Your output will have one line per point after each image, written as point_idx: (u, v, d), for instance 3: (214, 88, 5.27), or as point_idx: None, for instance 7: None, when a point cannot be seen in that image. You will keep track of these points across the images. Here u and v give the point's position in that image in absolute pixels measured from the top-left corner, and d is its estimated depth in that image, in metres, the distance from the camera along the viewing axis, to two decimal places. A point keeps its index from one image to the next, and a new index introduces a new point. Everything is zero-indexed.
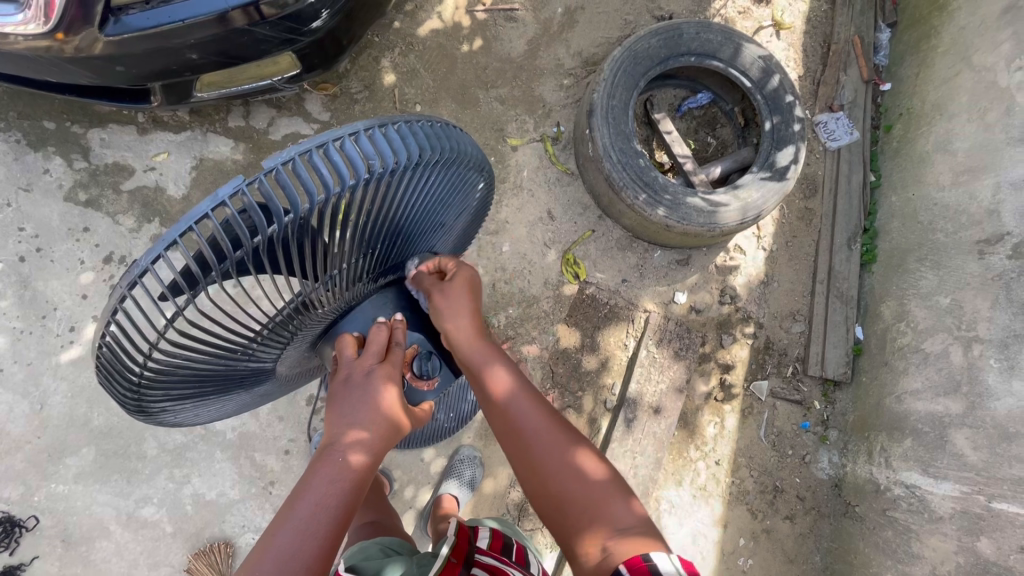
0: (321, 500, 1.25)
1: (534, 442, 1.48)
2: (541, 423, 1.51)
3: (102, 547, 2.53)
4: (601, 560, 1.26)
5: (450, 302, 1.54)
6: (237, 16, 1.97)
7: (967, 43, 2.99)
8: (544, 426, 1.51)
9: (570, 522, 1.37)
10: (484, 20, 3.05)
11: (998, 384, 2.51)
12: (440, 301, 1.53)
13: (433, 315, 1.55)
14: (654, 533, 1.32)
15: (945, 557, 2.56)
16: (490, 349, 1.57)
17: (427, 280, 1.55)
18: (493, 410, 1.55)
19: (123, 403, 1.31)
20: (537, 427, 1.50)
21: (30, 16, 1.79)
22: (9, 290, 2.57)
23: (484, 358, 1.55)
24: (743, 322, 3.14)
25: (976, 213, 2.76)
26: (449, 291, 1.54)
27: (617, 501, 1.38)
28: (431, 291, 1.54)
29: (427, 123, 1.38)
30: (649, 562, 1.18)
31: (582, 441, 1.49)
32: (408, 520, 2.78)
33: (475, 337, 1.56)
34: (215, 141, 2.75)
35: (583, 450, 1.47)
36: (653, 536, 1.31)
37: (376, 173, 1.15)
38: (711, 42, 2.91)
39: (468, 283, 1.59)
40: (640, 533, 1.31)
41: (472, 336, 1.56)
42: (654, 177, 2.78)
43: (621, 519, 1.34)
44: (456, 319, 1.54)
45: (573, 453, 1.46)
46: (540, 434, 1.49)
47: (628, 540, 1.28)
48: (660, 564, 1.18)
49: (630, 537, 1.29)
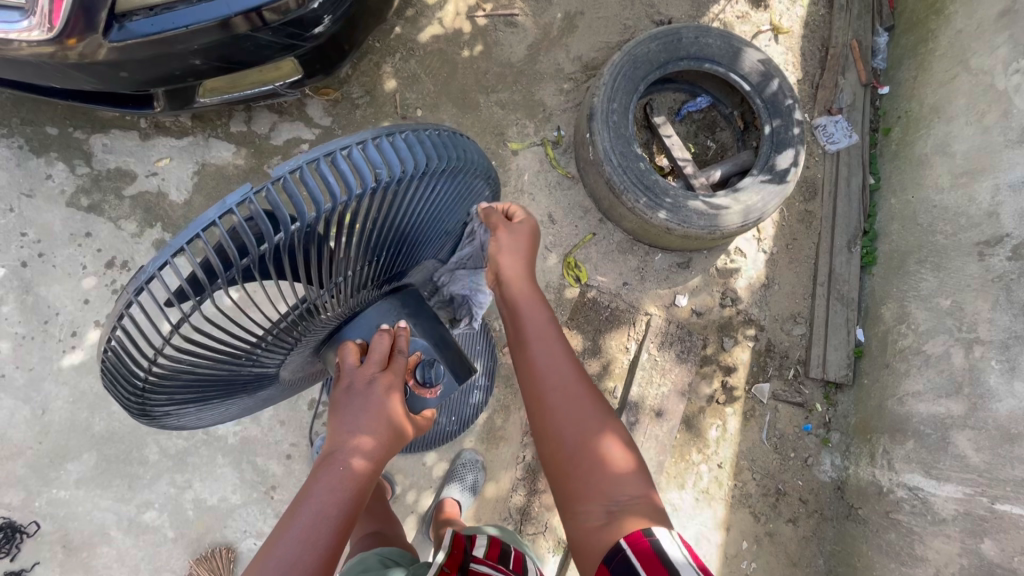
0: (322, 511, 1.24)
1: (553, 395, 1.50)
2: (565, 377, 1.52)
3: (103, 553, 2.52)
4: (602, 524, 1.28)
5: (512, 241, 1.63)
6: (239, 22, 1.98)
7: (964, 47, 3.01)
8: (566, 381, 1.52)
9: (573, 478, 1.40)
10: (484, 26, 3.08)
11: (1000, 385, 2.50)
12: (503, 237, 1.62)
13: (491, 249, 1.63)
14: (656, 509, 1.32)
15: (949, 560, 2.54)
16: (535, 298, 1.63)
17: (497, 217, 1.63)
18: (520, 355, 1.59)
19: (127, 406, 1.32)
20: (560, 378, 1.52)
21: (35, 23, 1.80)
22: (10, 296, 2.58)
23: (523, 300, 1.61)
24: (744, 324, 3.15)
25: (976, 215, 2.77)
26: (514, 234, 1.64)
27: (626, 473, 1.38)
28: (495, 225, 1.62)
29: (434, 132, 1.38)
30: (652, 540, 1.19)
31: (602, 406, 1.50)
32: (410, 526, 2.77)
33: (523, 281, 1.64)
34: (217, 147, 2.76)
35: (601, 419, 1.47)
36: (655, 512, 1.31)
37: (382, 182, 1.15)
38: (710, 46, 2.92)
39: (530, 234, 1.67)
40: (642, 505, 1.31)
41: (521, 279, 1.63)
42: (655, 180, 2.80)
43: (626, 488, 1.35)
44: (512, 258, 1.63)
45: (591, 417, 1.47)
46: (562, 389, 1.50)
47: (629, 510, 1.29)
48: (661, 542, 1.19)
49: (632, 506, 1.30)
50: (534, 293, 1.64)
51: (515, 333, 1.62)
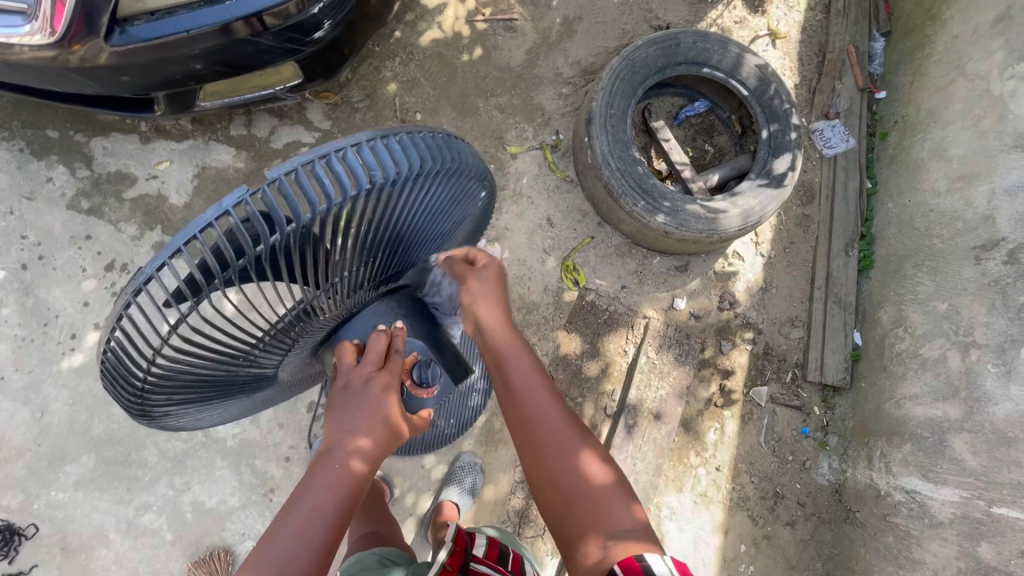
0: (318, 507, 1.25)
1: (544, 435, 1.50)
2: (553, 417, 1.52)
3: (101, 556, 2.52)
4: (598, 561, 1.26)
5: (482, 289, 1.64)
6: (240, 27, 2.00)
7: (960, 52, 3.03)
8: (553, 421, 1.52)
9: (571, 520, 1.38)
10: (483, 30, 3.10)
11: (996, 389, 2.52)
12: (473, 285, 1.64)
13: (463, 298, 1.64)
14: (652, 538, 1.31)
15: (946, 563, 2.55)
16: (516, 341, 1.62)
17: (461, 266, 1.67)
18: (506, 402, 1.58)
19: (127, 407, 1.32)
20: (547, 419, 1.52)
21: (37, 28, 1.82)
22: (11, 298, 2.59)
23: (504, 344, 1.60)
24: (742, 328, 3.16)
25: (972, 220, 2.78)
26: (483, 280, 1.66)
27: (618, 505, 1.38)
28: (463, 274, 1.65)
29: (429, 134, 1.40)
30: (643, 564, 1.20)
31: (590, 442, 1.50)
32: (408, 528, 2.77)
33: (503, 325, 1.63)
34: (217, 150, 2.78)
35: (589, 453, 1.47)
36: (651, 541, 1.30)
37: (377, 183, 1.16)
38: (708, 51, 2.94)
39: (497, 276, 1.69)
40: (638, 536, 1.31)
41: (500, 323, 1.63)
42: (653, 184, 2.81)
43: (621, 521, 1.34)
44: (486, 303, 1.64)
45: (580, 453, 1.47)
46: (552, 429, 1.50)
47: (626, 541, 1.28)
48: (654, 566, 1.19)
49: (629, 539, 1.29)
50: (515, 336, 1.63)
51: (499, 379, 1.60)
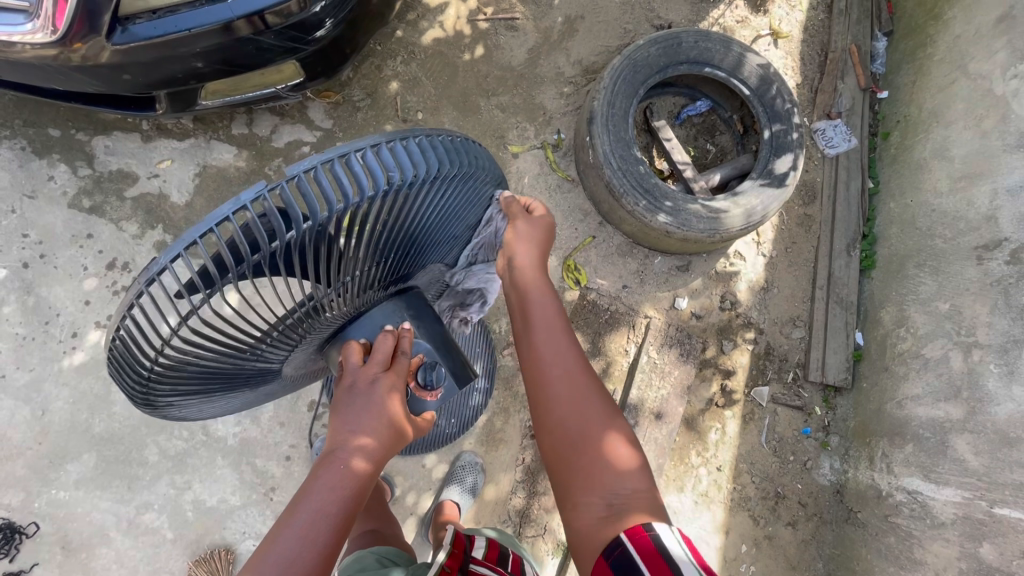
0: (322, 508, 1.24)
1: (561, 389, 1.51)
2: (573, 371, 1.53)
3: (102, 554, 2.52)
4: (604, 516, 1.29)
5: (526, 231, 1.64)
6: (242, 25, 2.00)
7: (962, 52, 3.02)
8: (572, 376, 1.53)
9: (577, 473, 1.39)
10: (485, 30, 3.09)
11: (999, 389, 2.51)
12: (519, 226, 1.64)
13: (507, 236, 1.64)
14: (659, 507, 1.32)
15: (948, 564, 2.54)
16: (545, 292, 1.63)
17: (515, 206, 1.66)
18: (527, 348, 1.59)
19: (131, 395, 1.32)
20: (565, 371, 1.53)
21: (39, 26, 1.81)
22: (12, 297, 2.58)
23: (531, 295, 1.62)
24: (744, 327, 3.15)
25: (975, 220, 2.77)
26: (530, 225, 1.66)
27: (629, 466, 1.39)
28: (514, 214, 1.64)
29: (448, 138, 1.39)
30: (653, 534, 1.19)
31: (609, 405, 1.50)
32: (409, 528, 2.77)
33: (535, 275, 1.65)
34: (218, 149, 2.78)
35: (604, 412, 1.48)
36: (657, 510, 1.31)
37: (394, 185, 1.16)
38: (710, 50, 2.94)
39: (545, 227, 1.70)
40: (645, 502, 1.31)
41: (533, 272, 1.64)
42: (654, 184, 2.81)
43: (630, 485, 1.34)
44: (525, 250, 1.64)
45: (597, 414, 1.47)
46: (570, 384, 1.51)
47: (631, 506, 1.29)
48: (662, 537, 1.19)
49: (635, 504, 1.30)
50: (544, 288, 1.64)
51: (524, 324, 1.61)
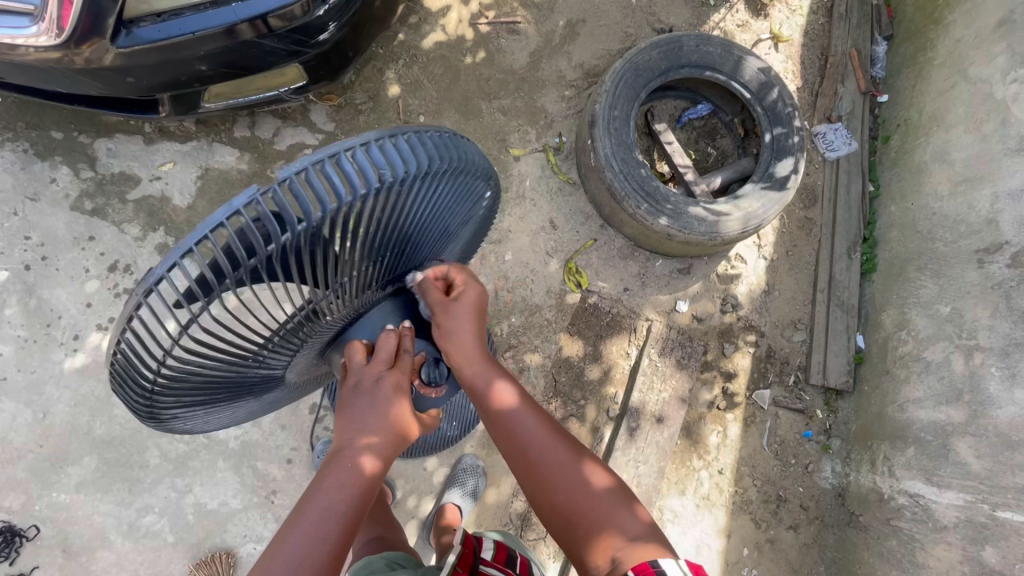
0: (331, 505, 1.26)
1: (537, 454, 1.51)
2: (546, 438, 1.54)
3: (102, 557, 2.51)
4: (610, 569, 1.28)
5: (455, 322, 1.53)
6: (245, 29, 2.01)
7: (962, 56, 3.04)
8: (547, 442, 1.53)
9: (577, 530, 1.40)
10: (486, 33, 3.10)
11: (1000, 392, 2.51)
12: (445, 321, 1.53)
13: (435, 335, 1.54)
14: (661, 540, 1.34)
15: (950, 567, 2.54)
16: (491, 368, 1.57)
17: (434, 295, 1.53)
18: (493, 421, 1.56)
19: (136, 409, 1.33)
20: (536, 440, 1.53)
21: (43, 29, 1.80)
22: (14, 299, 2.58)
23: (479, 378, 1.55)
24: (745, 330, 3.16)
25: (976, 223, 2.78)
26: (454, 312, 1.53)
27: (622, 509, 1.41)
28: (436, 309, 1.53)
29: (436, 133, 1.40)
30: (657, 569, 1.21)
31: (581, 450, 1.53)
32: (410, 531, 2.76)
33: (477, 355, 1.56)
34: (220, 151, 2.78)
35: (586, 460, 1.51)
36: (660, 543, 1.33)
37: (386, 182, 1.17)
38: (710, 54, 2.95)
39: (474, 301, 1.58)
40: (647, 539, 1.34)
41: (473, 352, 1.56)
42: (656, 187, 2.82)
43: (629, 528, 1.37)
44: (460, 337, 1.54)
45: (573, 460, 1.50)
46: (546, 449, 1.52)
47: (636, 547, 1.31)
48: (667, 568, 1.21)
49: (639, 543, 1.32)
50: (491, 364, 1.59)
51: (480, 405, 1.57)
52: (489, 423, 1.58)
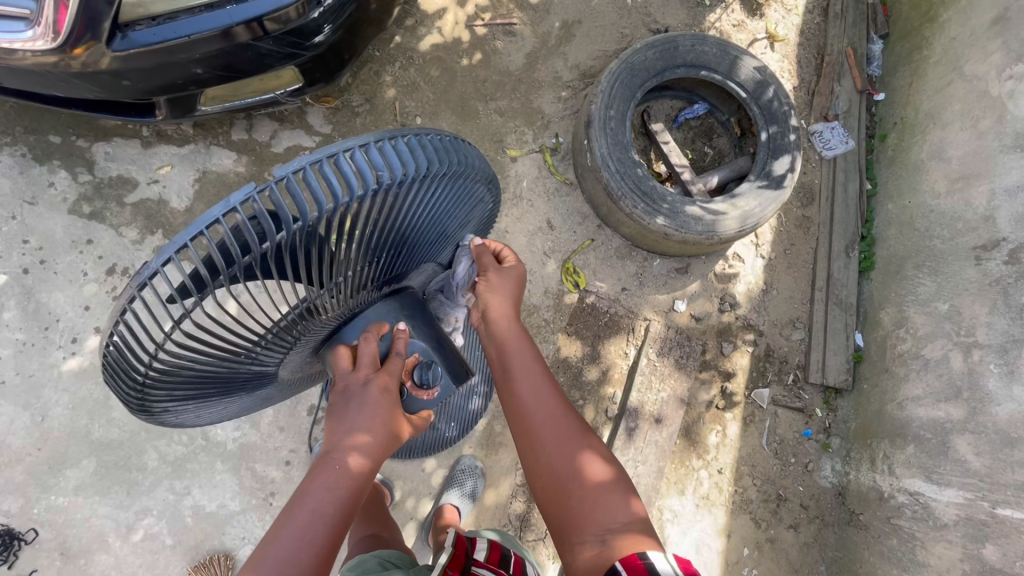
0: (318, 509, 1.25)
1: (539, 426, 1.53)
2: (549, 398, 1.57)
3: (101, 560, 2.51)
4: (594, 548, 1.29)
5: (499, 281, 1.70)
6: (241, 32, 2.02)
7: (958, 54, 3.04)
8: (553, 412, 1.56)
9: (567, 508, 1.41)
10: (483, 35, 3.11)
11: (999, 389, 2.50)
12: (490, 277, 1.70)
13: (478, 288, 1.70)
14: (647, 532, 1.33)
15: (951, 565, 2.53)
16: (521, 333, 1.67)
17: (486, 258, 1.72)
18: (505, 387, 1.61)
19: (127, 401, 1.33)
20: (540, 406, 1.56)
21: (39, 32, 1.82)
22: (12, 302, 2.59)
23: (506, 334, 1.66)
24: (743, 329, 3.15)
25: (973, 220, 2.78)
26: (503, 274, 1.71)
27: (615, 498, 1.40)
28: (485, 266, 1.71)
29: (435, 136, 1.41)
30: (646, 561, 1.20)
31: (585, 436, 1.53)
32: (408, 532, 2.75)
33: (510, 317, 1.69)
34: (218, 154, 2.79)
35: (587, 447, 1.50)
36: (646, 534, 1.32)
37: (384, 184, 1.17)
38: (706, 54, 2.96)
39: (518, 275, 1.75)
40: (632, 529, 1.33)
41: (508, 315, 1.68)
42: (652, 187, 2.82)
43: (618, 517, 1.36)
44: (499, 296, 1.69)
45: (574, 447, 1.50)
46: (547, 412, 1.55)
47: (620, 534, 1.31)
48: (656, 564, 1.19)
49: (623, 532, 1.31)
50: (519, 330, 1.68)
51: (501, 367, 1.64)
52: (501, 388, 1.64)
